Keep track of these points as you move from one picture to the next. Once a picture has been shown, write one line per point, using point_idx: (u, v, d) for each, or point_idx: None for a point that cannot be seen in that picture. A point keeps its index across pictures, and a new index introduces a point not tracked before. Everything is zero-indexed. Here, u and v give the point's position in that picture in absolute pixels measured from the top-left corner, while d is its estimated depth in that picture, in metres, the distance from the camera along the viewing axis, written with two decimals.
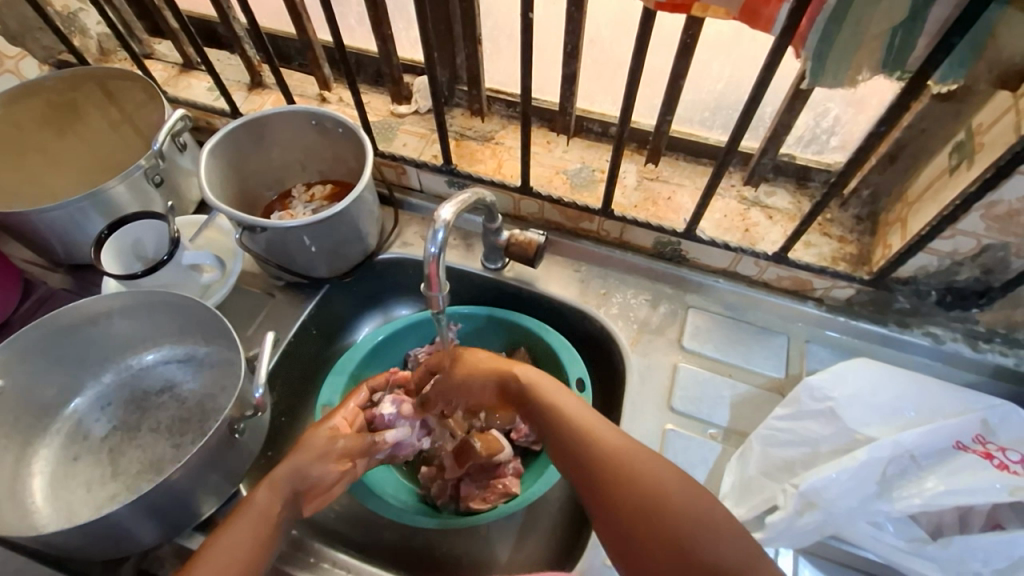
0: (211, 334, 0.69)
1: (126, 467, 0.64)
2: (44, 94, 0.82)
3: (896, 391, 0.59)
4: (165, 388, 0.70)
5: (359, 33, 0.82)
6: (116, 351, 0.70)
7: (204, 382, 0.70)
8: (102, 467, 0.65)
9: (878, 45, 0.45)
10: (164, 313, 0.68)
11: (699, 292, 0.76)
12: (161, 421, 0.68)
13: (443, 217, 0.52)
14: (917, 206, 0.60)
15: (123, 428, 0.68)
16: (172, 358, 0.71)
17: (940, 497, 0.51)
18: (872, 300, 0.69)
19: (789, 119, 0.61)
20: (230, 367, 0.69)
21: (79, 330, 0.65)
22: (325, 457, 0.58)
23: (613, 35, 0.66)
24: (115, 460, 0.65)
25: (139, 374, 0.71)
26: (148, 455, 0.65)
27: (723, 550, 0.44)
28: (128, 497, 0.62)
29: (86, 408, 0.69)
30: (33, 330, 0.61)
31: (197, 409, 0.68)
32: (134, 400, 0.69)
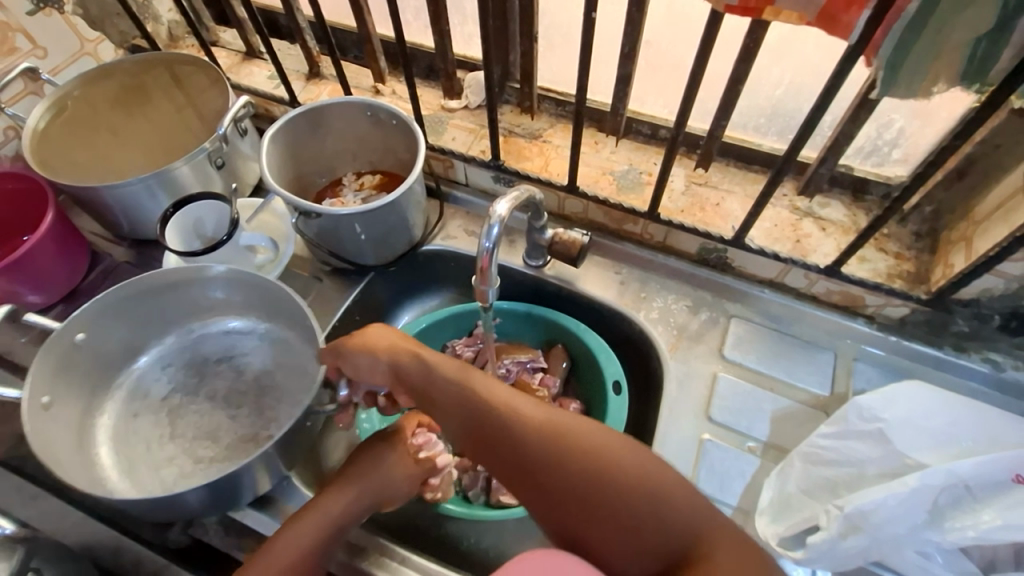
0: (276, 314, 0.72)
1: (186, 430, 0.68)
2: (118, 75, 0.88)
3: (952, 417, 0.56)
4: (223, 358, 0.73)
5: (416, 28, 0.83)
6: (182, 317, 0.73)
7: (262, 358, 0.73)
8: (162, 425, 0.69)
9: (958, 56, 0.43)
10: (236, 291, 0.71)
11: (742, 301, 0.75)
12: (219, 389, 0.71)
13: (497, 213, 0.53)
14: (985, 226, 0.58)
15: (184, 391, 0.71)
16: (234, 330, 0.75)
17: (997, 532, 0.48)
18: (928, 321, 0.67)
19: (852, 128, 0.59)
20: (289, 343, 0.72)
21: (154, 295, 0.69)
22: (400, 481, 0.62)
23: (671, 37, 0.66)
24: (174, 422, 0.69)
25: (199, 341, 0.74)
26: (205, 421, 0.68)
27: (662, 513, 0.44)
28: (186, 460, 0.65)
29: (151, 366, 0.73)
30: (111, 293, 0.65)
31: (256, 384, 0.71)
32: (194, 365, 0.73)
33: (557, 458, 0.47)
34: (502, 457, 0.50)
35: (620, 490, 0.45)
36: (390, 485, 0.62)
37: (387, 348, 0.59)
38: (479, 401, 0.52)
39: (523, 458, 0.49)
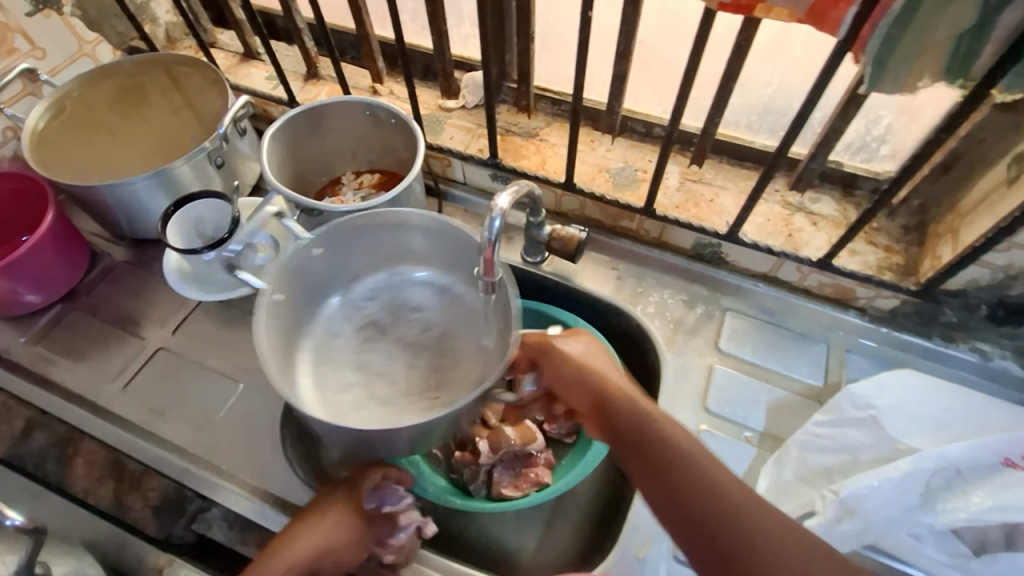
0: (455, 262, 0.69)
1: (375, 363, 0.66)
2: (116, 77, 0.88)
3: (941, 403, 0.58)
4: (436, 309, 0.69)
5: (413, 29, 0.84)
6: (395, 257, 0.71)
7: (467, 313, 0.69)
8: (334, 355, 0.67)
9: (942, 52, 0.45)
10: (438, 245, 0.68)
11: (737, 295, 0.76)
12: (392, 337, 0.68)
13: (499, 206, 0.53)
14: (971, 218, 0.59)
15: (369, 327, 0.69)
16: (435, 282, 0.71)
17: (987, 513, 0.49)
18: (918, 312, 0.68)
19: (841, 124, 0.60)
20: (484, 321, 0.66)
21: (386, 229, 0.68)
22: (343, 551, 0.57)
23: (665, 36, 0.67)
24: (331, 363, 0.66)
25: (402, 287, 0.71)
26: (387, 363, 0.66)
27: None
28: (367, 405, 0.63)
29: (355, 296, 0.71)
30: (359, 216, 0.66)
31: (440, 341, 0.68)
32: (389, 311, 0.69)
33: (722, 504, 0.46)
34: (656, 487, 0.49)
35: (732, 518, 0.45)
36: (336, 548, 0.56)
37: (572, 357, 0.60)
38: (623, 401, 0.55)
39: (681, 498, 0.47)
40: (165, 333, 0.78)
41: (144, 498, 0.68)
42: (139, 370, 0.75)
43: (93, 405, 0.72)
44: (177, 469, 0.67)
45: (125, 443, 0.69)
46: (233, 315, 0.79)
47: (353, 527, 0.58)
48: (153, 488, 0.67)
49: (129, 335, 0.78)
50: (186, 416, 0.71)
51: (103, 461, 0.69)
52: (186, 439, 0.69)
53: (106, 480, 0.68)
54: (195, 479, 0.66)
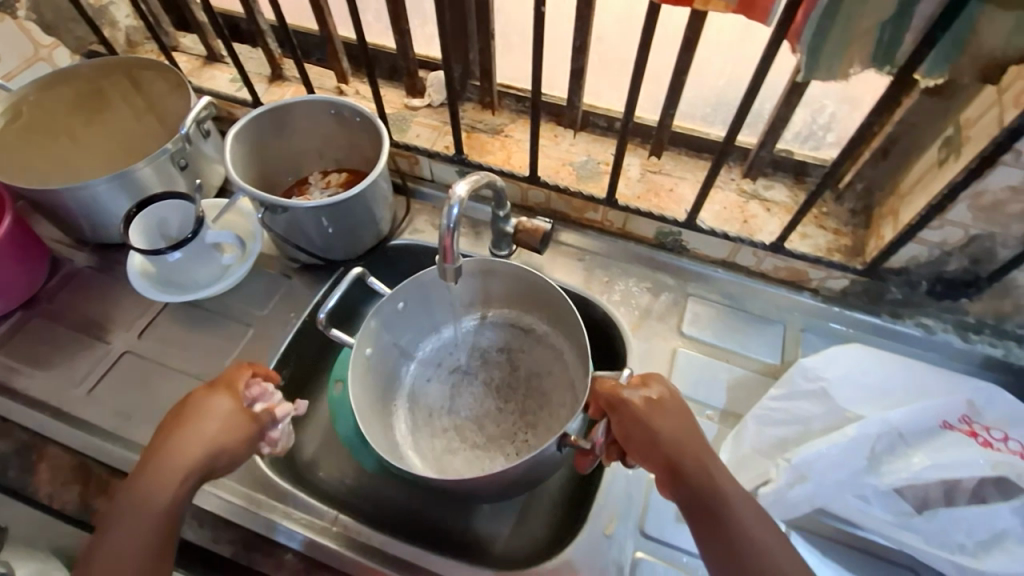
0: (569, 335, 0.71)
1: (460, 408, 0.72)
2: (74, 81, 0.86)
3: (885, 373, 0.61)
4: (498, 352, 0.75)
5: (377, 29, 0.85)
6: (455, 312, 0.76)
7: (538, 358, 0.74)
8: (423, 397, 0.73)
9: (868, 40, 0.48)
10: (543, 298, 0.71)
11: (699, 281, 0.79)
12: (504, 388, 0.72)
13: (457, 194, 0.54)
14: (908, 198, 0.63)
15: (461, 371, 0.74)
16: (511, 326, 0.76)
17: (926, 471, 0.53)
18: (866, 291, 0.72)
19: (786, 112, 0.63)
20: (565, 361, 0.72)
21: (436, 292, 0.72)
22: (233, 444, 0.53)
23: (620, 32, 0.70)
24: (455, 408, 0.72)
25: (473, 337, 0.76)
26: (473, 408, 0.71)
27: None
28: (483, 450, 0.68)
29: (444, 340, 0.77)
30: (505, 267, 0.70)
31: (530, 378, 0.73)
32: (472, 361, 0.75)
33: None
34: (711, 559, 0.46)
35: None
36: (224, 449, 0.52)
37: (639, 408, 0.52)
38: (682, 444, 0.50)
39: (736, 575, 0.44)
40: (131, 337, 0.77)
41: (111, 501, 0.65)
42: (104, 374, 0.74)
43: (58, 411, 0.71)
44: None
45: (92, 447, 0.68)
46: (200, 317, 0.79)
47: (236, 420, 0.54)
48: (120, 490, 0.66)
49: (94, 340, 0.77)
50: (154, 418, 0.71)
51: (68, 466, 0.68)
52: None
53: (72, 485, 0.67)
54: None
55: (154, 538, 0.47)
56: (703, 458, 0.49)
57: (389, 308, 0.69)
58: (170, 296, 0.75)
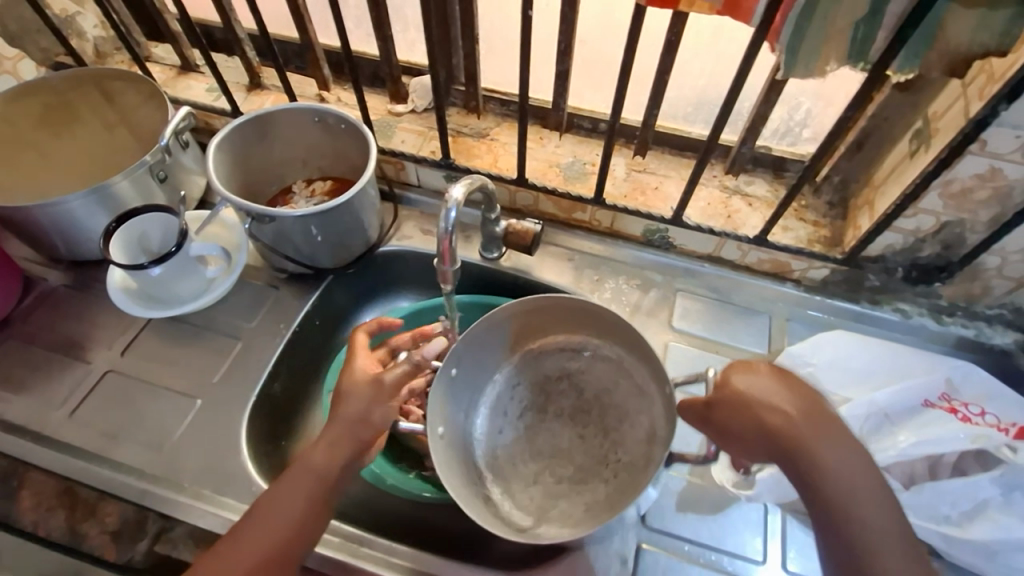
0: (627, 344, 0.67)
1: (545, 446, 0.67)
2: (43, 94, 0.83)
3: (869, 356, 0.64)
4: (562, 379, 0.70)
5: (359, 36, 0.85)
6: (505, 353, 0.71)
7: (599, 375, 0.69)
8: (498, 446, 0.68)
9: (843, 39, 0.51)
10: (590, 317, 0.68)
11: (686, 276, 0.81)
12: (582, 416, 0.68)
13: (454, 197, 0.54)
14: (883, 189, 0.66)
15: (530, 407, 0.70)
16: (564, 350, 0.71)
17: (912, 448, 0.56)
18: (846, 279, 0.75)
19: (766, 110, 0.66)
20: (634, 372, 0.67)
21: (480, 340, 0.68)
22: (383, 399, 0.58)
23: (603, 36, 0.71)
24: (541, 451, 0.67)
25: (532, 368, 0.72)
26: (558, 445, 0.67)
27: None
28: (583, 488, 0.63)
29: (500, 385, 0.71)
30: (544, 301, 0.67)
31: (598, 397, 0.69)
32: (538, 393, 0.70)
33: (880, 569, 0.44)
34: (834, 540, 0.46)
35: None
36: (369, 421, 0.56)
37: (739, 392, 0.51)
38: (779, 432, 0.48)
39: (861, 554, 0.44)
40: (114, 355, 0.75)
41: (101, 525, 0.63)
42: (86, 395, 0.72)
43: (39, 435, 0.69)
44: (135, 491, 0.65)
45: (79, 471, 0.66)
46: (184, 331, 0.77)
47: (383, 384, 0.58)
48: (110, 513, 0.64)
49: (73, 360, 0.74)
50: (141, 437, 0.68)
51: (53, 491, 0.65)
52: (146, 460, 0.67)
53: (57, 510, 0.64)
54: (158, 500, 0.64)
55: (312, 504, 0.53)
56: (806, 438, 0.47)
57: (447, 378, 0.66)
58: (154, 311, 0.73)
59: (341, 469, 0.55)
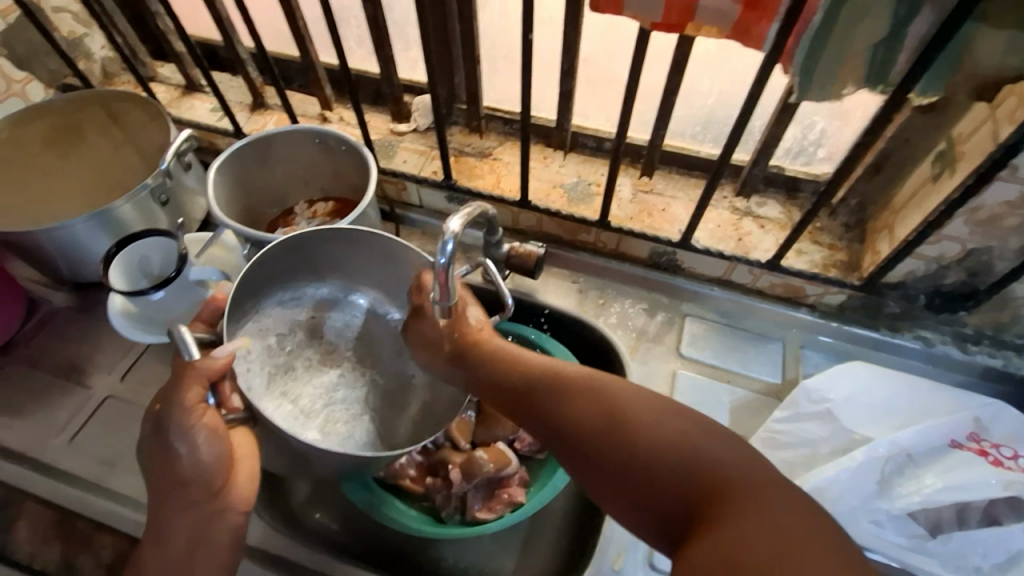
0: (345, 272, 0.71)
1: (311, 392, 0.67)
2: (47, 116, 0.83)
3: (890, 393, 0.61)
4: (293, 328, 0.70)
5: (360, 55, 0.84)
6: (267, 291, 0.68)
7: (342, 313, 0.72)
8: (289, 411, 0.64)
9: (860, 62, 0.48)
10: (330, 248, 0.68)
11: (695, 300, 0.78)
12: (333, 340, 0.70)
13: (451, 229, 0.51)
14: (904, 213, 0.63)
15: (276, 371, 0.67)
16: (303, 294, 0.71)
17: (939, 494, 0.53)
18: (864, 306, 0.71)
19: (778, 131, 0.63)
20: (365, 271, 0.71)
21: (290, 253, 0.66)
22: (183, 450, 0.49)
23: (608, 55, 0.69)
24: (296, 394, 0.66)
25: (291, 320, 0.70)
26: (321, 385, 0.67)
27: (676, 462, 0.38)
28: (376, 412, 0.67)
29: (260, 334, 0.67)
30: (264, 264, 0.65)
31: (344, 317, 0.72)
32: (288, 342, 0.69)
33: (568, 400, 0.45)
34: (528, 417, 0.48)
35: (605, 433, 0.42)
36: (188, 480, 0.50)
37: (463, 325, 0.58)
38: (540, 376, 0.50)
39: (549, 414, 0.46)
40: (114, 380, 0.74)
41: (96, 557, 0.62)
42: (86, 421, 0.71)
43: (39, 463, 0.68)
44: (132, 523, 0.64)
45: (76, 500, 0.65)
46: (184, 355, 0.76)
47: (190, 438, 0.49)
48: (105, 545, 0.63)
49: (73, 385, 0.74)
50: (139, 466, 0.68)
51: (49, 522, 0.65)
52: (142, 488, 0.66)
53: (55, 541, 0.64)
54: None
55: None
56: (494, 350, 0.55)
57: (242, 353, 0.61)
58: (152, 336, 0.71)
59: (190, 538, 0.50)
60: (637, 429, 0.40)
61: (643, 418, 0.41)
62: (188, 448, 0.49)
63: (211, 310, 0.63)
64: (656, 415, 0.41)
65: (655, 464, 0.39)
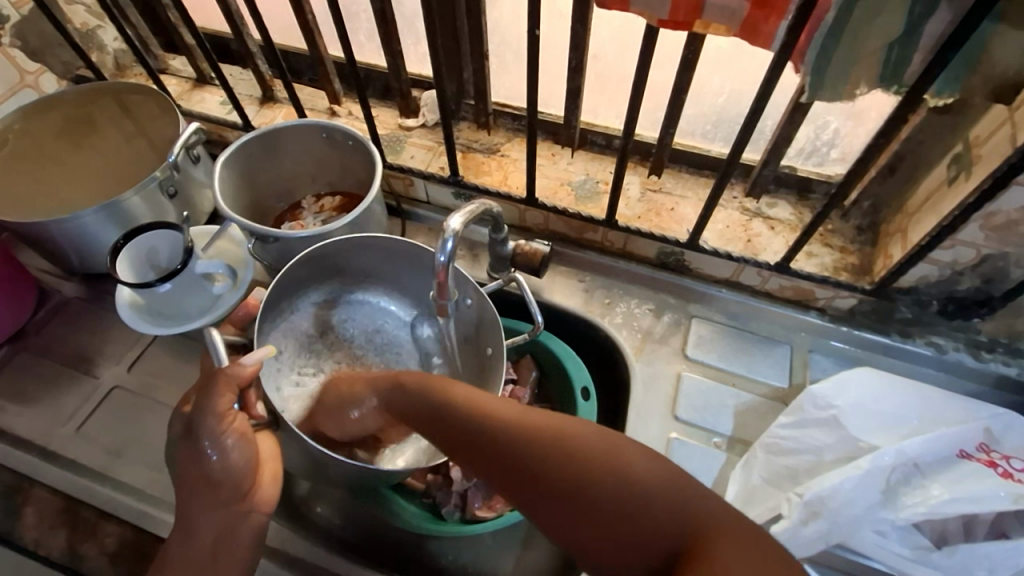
0: (377, 277, 0.72)
1: None
2: (61, 107, 0.83)
3: (898, 401, 0.59)
4: (319, 331, 0.71)
5: (368, 49, 0.84)
6: (292, 297, 0.69)
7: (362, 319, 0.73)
8: (314, 411, 0.67)
9: (874, 61, 0.47)
10: (358, 258, 0.70)
11: (702, 301, 0.77)
12: (356, 344, 0.72)
13: (453, 227, 0.51)
14: (917, 217, 0.61)
15: (304, 373, 0.69)
16: (326, 300, 0.72)
17: (945, 505, 0.51)
18: (875, 310, 0.70)
19: (790, 131, 0.62)
20: (395, 278, 0.72)
21: (316, 262, 0.68)
22: (214, 453, 0.49)
23: (617, 52, 0.68)
24: (321, 397, 0.68)
25: (313, 325, 0.71)
26: None
27: (645, 505, 0.37)
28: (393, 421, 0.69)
29: (283, 338, 0.69)
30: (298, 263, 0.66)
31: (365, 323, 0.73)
32: (309, 346, 0.71)
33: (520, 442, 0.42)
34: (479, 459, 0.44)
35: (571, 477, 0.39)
36: (218, 483, 0.50)
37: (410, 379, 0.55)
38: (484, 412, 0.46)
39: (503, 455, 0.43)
40: (122, 370, 0.75)
41: (100, 546, 0.64)
42: (93, 411, 0.72)
43: (46, 451, 0.69)
44: (136, 513, 0.65)
45: (81, 489, 0.66)
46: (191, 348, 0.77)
47: (221, 442, 0.49)
48: (109, 534, 0.64)
49: (82, 374, 0.75)
50: (145, 457, 0.69)
51: (55, 509, 0.66)
52: (147, 478, 0.67)
53: (59, 529, 0.65)
54: (155, 522, 0.64)
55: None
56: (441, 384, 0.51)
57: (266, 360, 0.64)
58: (160, 327, 0.71)
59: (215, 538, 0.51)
60: (601, 467, 0.39)
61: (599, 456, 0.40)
62: (217, 454, 0.49)
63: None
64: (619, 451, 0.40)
65: (622, 505, 0.38)
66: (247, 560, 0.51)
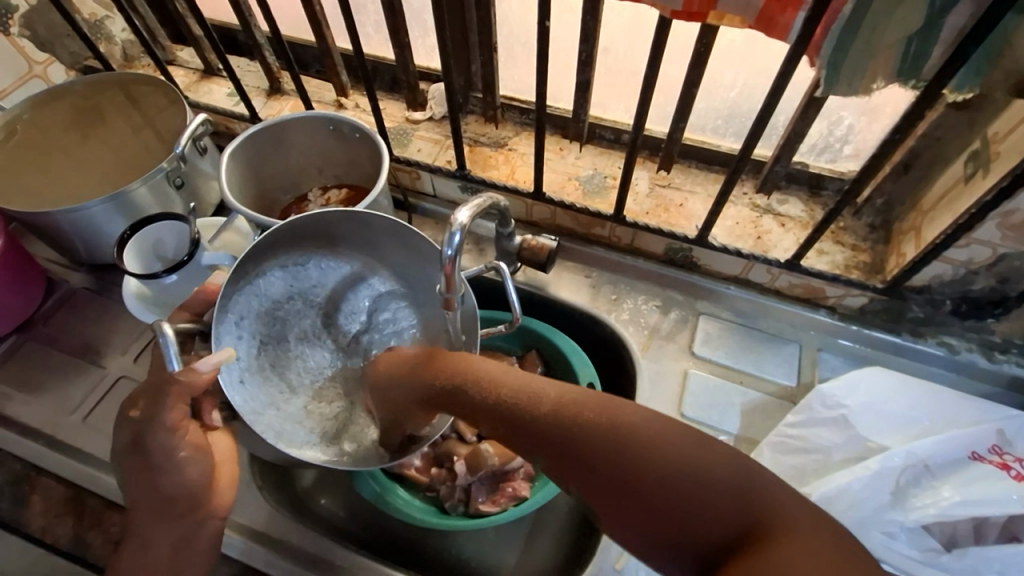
0: (359, 243, 0.65)
1: (298, 369, 0.62)
2: (69, 98, 0.84)
3: (908, 401, 0.59)
4: (288, 297, 0.62)
5: (376, 41, 0.83)
6: (261, 261, 0.60)
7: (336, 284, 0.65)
8: (275, 385, 0.60)
9: (892, 55, 0.46)
10: (342, 226, 0.62)
11: (710, 298, 0.76)
12: (326, 313, 0.64)
13: (459, 220, 0.51)
14: (932, 214, 0.60)
15: (265, 344, 0.60)
16: (299, 264, 0.63)
17: (955, 508, 0.51)
18: (886, 310, 0.69)
19: (803, 126, 0.61)
20: (377, 249, 0.65)
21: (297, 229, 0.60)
22: (166, 467, 0.51)
23: (628, 45, 0.68)
24: (283, 373, 0.61)
25: (280, 289, 0.62)
26: (312, 364, 0.63)
27: (681, 475, 0.35)
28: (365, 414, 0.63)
29: (245, 304, 0.59)
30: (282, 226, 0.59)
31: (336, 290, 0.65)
32: (273, 313, 0.61)
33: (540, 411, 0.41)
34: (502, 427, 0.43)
35: (603, 445, 0.37)
36: (171, 495, 0.52)
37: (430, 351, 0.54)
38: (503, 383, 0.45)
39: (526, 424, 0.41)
40: (128, 361, 0.75)
41: (106, 535, 0.64)
42: (100, 401, 0.72)
43: (53, 440, 0.70)
44: None
45: (87, 478, 0.67)
46: None
47: (175, 455, 0.51)
48: (115, 523, 0.65)
49: (89, 364, 0.75)
50: None
51: (61, 498, 0.67)
52: None
53: (66, 517, 0.65)
54: None
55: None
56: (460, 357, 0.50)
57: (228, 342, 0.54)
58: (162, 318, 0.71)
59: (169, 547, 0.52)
60: (636, 438, 0.37)
61: (632, 425, 0.37)
62: (175, 467, 0.51)
63: (199, 301, 0.60)
64: (658, 425, 0.37)
65: (660, 480, 0.35)
66: (203, 566, 0.54)
